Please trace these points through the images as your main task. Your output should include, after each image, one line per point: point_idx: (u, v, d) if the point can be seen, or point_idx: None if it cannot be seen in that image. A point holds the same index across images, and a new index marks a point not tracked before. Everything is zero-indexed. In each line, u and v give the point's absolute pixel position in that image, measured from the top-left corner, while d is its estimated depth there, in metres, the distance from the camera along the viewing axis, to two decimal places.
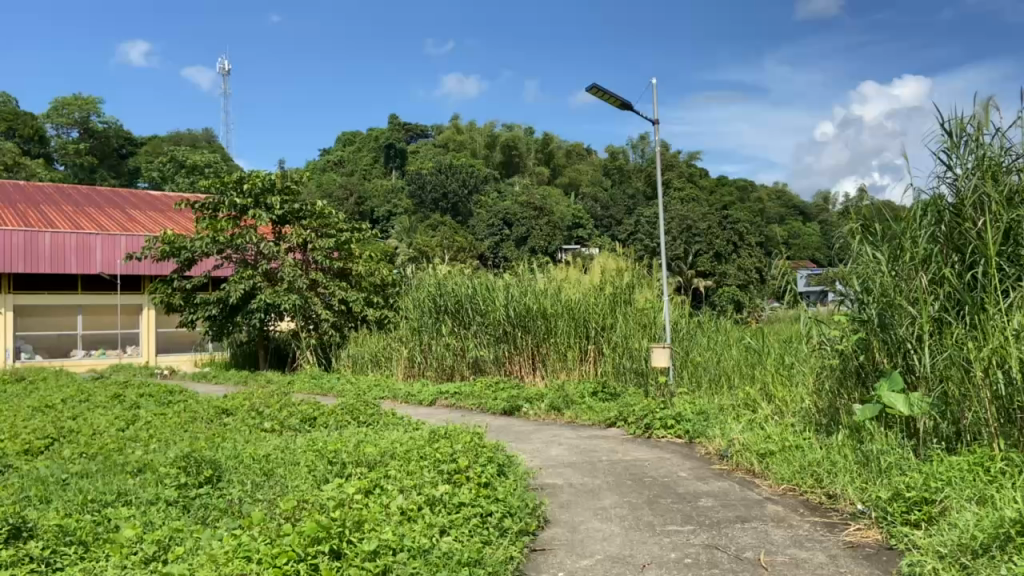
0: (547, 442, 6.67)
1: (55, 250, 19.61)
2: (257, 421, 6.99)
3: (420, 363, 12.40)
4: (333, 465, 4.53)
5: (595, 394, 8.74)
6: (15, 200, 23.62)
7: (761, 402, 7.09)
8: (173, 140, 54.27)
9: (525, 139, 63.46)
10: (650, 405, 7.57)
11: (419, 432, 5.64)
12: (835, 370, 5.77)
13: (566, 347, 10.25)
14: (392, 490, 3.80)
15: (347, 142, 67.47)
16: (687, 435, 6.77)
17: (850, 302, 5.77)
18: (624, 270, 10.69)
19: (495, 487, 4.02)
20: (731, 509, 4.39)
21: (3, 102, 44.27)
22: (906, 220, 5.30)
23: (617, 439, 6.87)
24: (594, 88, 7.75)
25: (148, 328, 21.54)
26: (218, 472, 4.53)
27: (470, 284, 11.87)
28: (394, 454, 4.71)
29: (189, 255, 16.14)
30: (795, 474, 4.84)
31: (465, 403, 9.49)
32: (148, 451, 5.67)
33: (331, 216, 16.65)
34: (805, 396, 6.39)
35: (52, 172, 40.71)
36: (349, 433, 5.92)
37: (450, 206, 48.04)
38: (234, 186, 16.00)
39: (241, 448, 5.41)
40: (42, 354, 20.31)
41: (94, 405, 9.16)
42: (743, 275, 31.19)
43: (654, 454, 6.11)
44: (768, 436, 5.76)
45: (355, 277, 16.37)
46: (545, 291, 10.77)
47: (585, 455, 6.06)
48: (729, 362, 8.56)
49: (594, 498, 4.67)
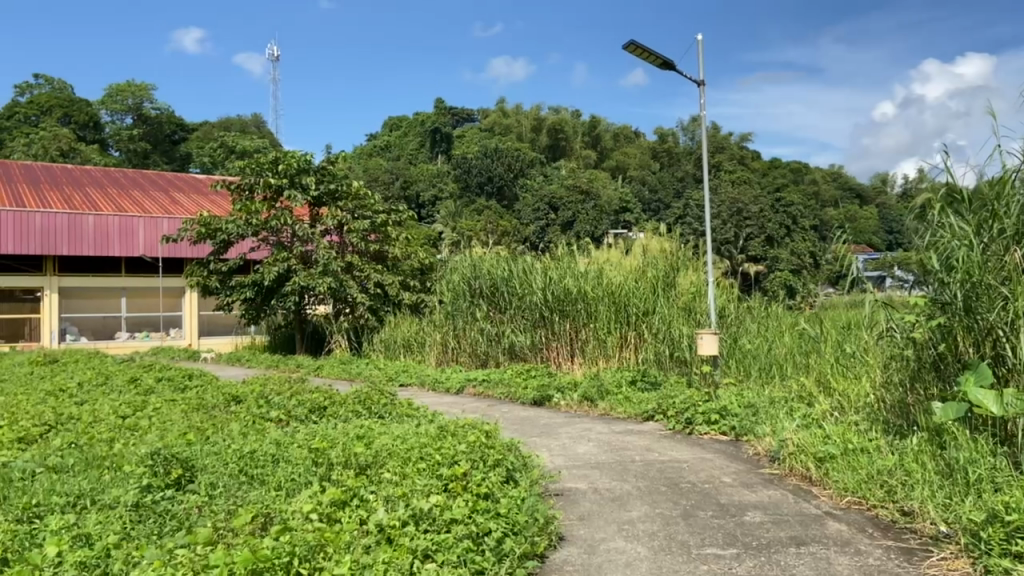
0: (575, 438, 6.01)
1: (98, 234, 19.59)
2: (263, 410, 6.47)
3: (453, 349, 11.81)
4: (318, 467, 3.96)
5: (634, 383, 8.03)
6: (61, 183, 23.79)
7: (819, 397, 6.29)
8: (223, 126, 54.88)
9: (572, 122, 62.11)
10: (693, 397, 6.84)
11: (427, 427, 5.02)
12: (909, 362, 4.94)
13: (605, 333, 9.52)
14: (374, 503, 3.20)
15: (394, 126, 67.49)
16: (732, 432, 6.05)
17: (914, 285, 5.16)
18: (668, 252, 9.96)
19: (497, 500, 3.35)
20: (785, 527, 3.67)
21: (61, 90, 45.26)
22: (1000, 185, 4.46)
23: (653, 436, 6.16)
24: (632, 46, 7.02)
25: (191, 311, 21.42)
26: (195, 472, 4.02)
27: (506, 267, 11.24)
28: (391, 453, 4.11)
29: (225, 238, 15.81)
30: (860, 485, 4.09)
31: (493, 392, 8.90)
32: (138, 441, 5.23)
33: (368, 197, 16.13)
34: (870, 392, 5.56)
35: (107, 158, 41.35)
36: (352, 426, 5.34)
37: (495, 190, 47.42)
38: (269, 167, 15.58)
39: (229, 443, 4.87)
40: (87, 337, 20.22)
41: (109, 389, 8.86)
42: (796, 260, 29.56)
43: (695, 454, 5.39)
44: (827, 437, 4.98)
45: (391, 259, 15.91)
46: (584, 274, 10.06)
47: (617, 455, 5.38)
48: (782, 351, 7.75)
49: (621, 508, 4.01)
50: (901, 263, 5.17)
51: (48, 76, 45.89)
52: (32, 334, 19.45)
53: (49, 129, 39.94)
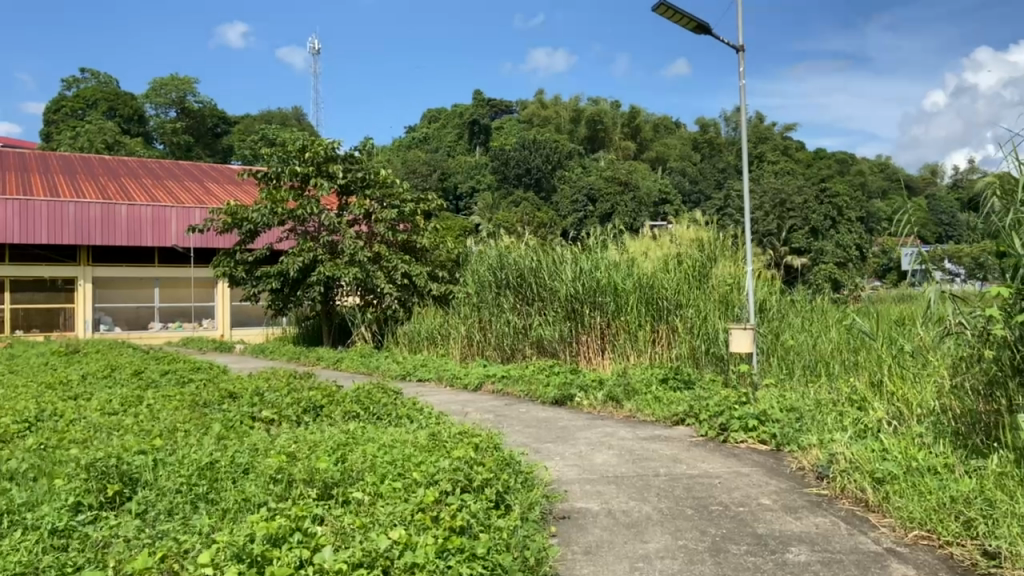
0: (594, 444, 5.37)
1: (131, 224, 19.37)
2: (254, 409, 5.96)
3: (478, 342, 11.22)
4: (276, 484, 3.36)
5: (665, 382, 7.31)
6: (96, 173, 23.81)
7: (871, 400, 5.53)
8: (263, 119, 55.12)
9: (611, 112, 60.88)
10: (730, 399, 6.13)
11: (421, 434, 4.41)
12: (987, 368, 4.17)
13: (636, 326, 8.84)
14: (321, 539, 2.58)
15: (433, 118, 67.16)
16: (773, 441, 5.34)
17: (971, 279, 4.57)
18: (706, 241, 9.23)
19: (475, 537, 2.70)
20: (837, 571, 2.99)
21: (106, 84, 45.72)
22: None
23: (683, 443, 5.46)
24: (663, 6, 6.48)
25: (222, 301, 21.17)
26: (140, 488, 3.54)
27: (534, 257, 10.60)
28: (366, 468, 3.51)
29: (252, 227, 15.39)
30: (929, 515, 3.36)
31: (514, 389, 8.29)
32: (104, 443, 4.73)
33: (396, 185, 15.52)
34: (936, 398, 4.79)
35: (151, 151, 41.62)
36: (343, 430, 4.77)
37: (533, 182, 46.46)
38: (296, 155, 15.23)
39: (197, 449, 4.34)
40: (121, 327, 20.12)
41: (113, 383, 8.44)
42: (843, 253, 28.16)
43: (728, 467, 4.70)
44: (885, 451, 4.24)
45: (420, 250, 15.36)
46: (616, 263, 9.37)
47: (638, 467, 4.70)
48: (829, 346, 6.98)
49: (636, 539, 3.35)
50: (959, 255, 4.50)
51: (93, 70, 46.45)
52: (67, 324, 19.41)
53: (94, 122, 40.38)
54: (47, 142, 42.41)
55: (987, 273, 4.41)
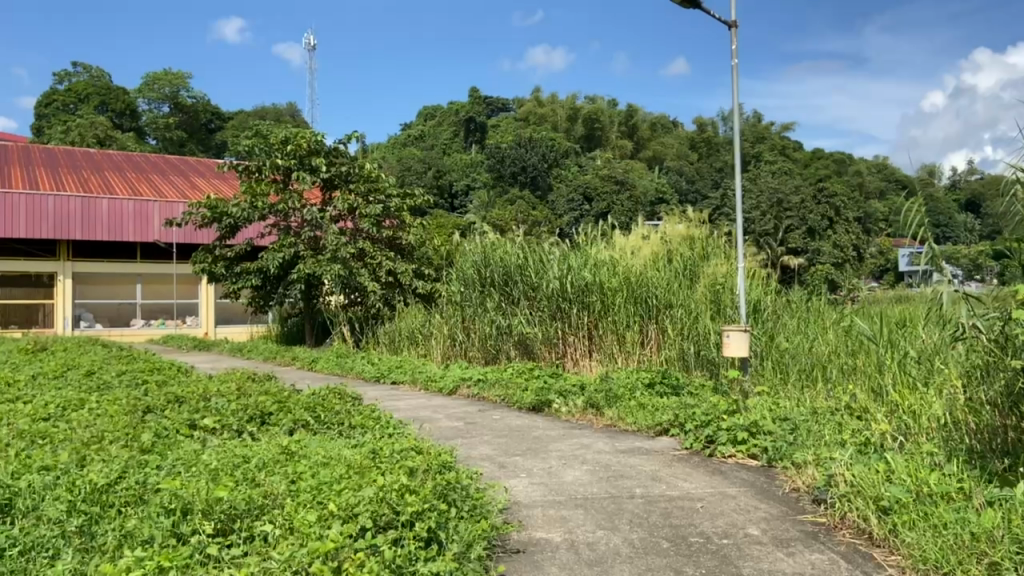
0: (566, 459, 4.81)
1: (112, 218, 18.76)
2: (194, 416, 5.38)
3: (461, 342, 10.63)
4: (169, 515, 2.81)
5: (651, 387, 6.76)
6: (78, 166, 23.23)
7: (873, 410, 5.02)
8: (258, 115, 54.36)
9: (608, 111, 60.35)
10: (721, 407, 5.61)
11: (361, 450, 3.84)
12: (1008, 380, 3.61)
13: (623, 326, 8.31)
14: None
15: (428, 115, 66.60)
16: (764, 457, 4.81)
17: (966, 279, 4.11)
18: (697, 238, 8.68)
19: None
20: None
21: (98, 78, 44.94)
22: None
23: (666, 458, 4.91)
24: None
25: (207, 299, 20.61)
26: (13, 518, 2.97)
27: (520, 253, 10.04)
28: (279, 497, 2.97)
29: (231, 221, 14.78)
30: (945, 554, 2.85)
31: (490, 394, 7.76)
32: (9, 456, 4.16)
33: (381, 179, 14.91)
34: (947, 411, 4.26)
35: (143, 146, 40.87)
36: (276, 444, 4.19)
37: (529, 180, 45.60)
38: (278, 148, 14.55)
39: (103, 466, 3.77)
40: (103, 324, 19.57)
41: (62, 384, 7.85)
42: (839, 253, 27.58)
43: (714, 487, 4.16)
44: (890, 471, 3.72)
45: (405, 247, 14.78)
46: (602, 261, 8.84)
47: (611, 487, 4.17)
48: (826, 349, 6.46)
49: None
50: (958, 255, 4.06)
51: (86, 64, 45.68)
52: (45, 320, 18.80)
53: (84, 117, 39.61)
54: (38, 136, 41.57)
55: (983, 274, 4.01)
